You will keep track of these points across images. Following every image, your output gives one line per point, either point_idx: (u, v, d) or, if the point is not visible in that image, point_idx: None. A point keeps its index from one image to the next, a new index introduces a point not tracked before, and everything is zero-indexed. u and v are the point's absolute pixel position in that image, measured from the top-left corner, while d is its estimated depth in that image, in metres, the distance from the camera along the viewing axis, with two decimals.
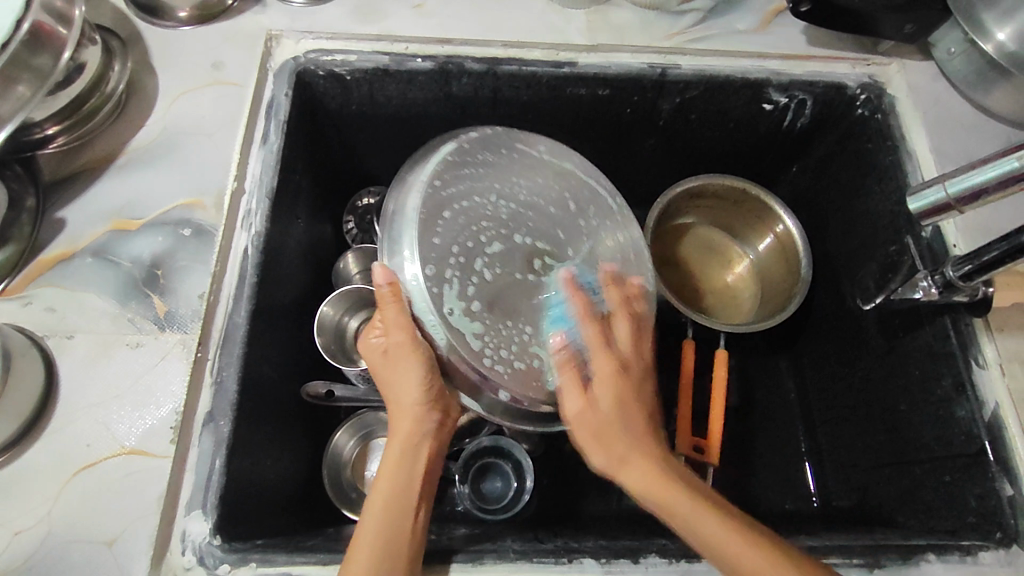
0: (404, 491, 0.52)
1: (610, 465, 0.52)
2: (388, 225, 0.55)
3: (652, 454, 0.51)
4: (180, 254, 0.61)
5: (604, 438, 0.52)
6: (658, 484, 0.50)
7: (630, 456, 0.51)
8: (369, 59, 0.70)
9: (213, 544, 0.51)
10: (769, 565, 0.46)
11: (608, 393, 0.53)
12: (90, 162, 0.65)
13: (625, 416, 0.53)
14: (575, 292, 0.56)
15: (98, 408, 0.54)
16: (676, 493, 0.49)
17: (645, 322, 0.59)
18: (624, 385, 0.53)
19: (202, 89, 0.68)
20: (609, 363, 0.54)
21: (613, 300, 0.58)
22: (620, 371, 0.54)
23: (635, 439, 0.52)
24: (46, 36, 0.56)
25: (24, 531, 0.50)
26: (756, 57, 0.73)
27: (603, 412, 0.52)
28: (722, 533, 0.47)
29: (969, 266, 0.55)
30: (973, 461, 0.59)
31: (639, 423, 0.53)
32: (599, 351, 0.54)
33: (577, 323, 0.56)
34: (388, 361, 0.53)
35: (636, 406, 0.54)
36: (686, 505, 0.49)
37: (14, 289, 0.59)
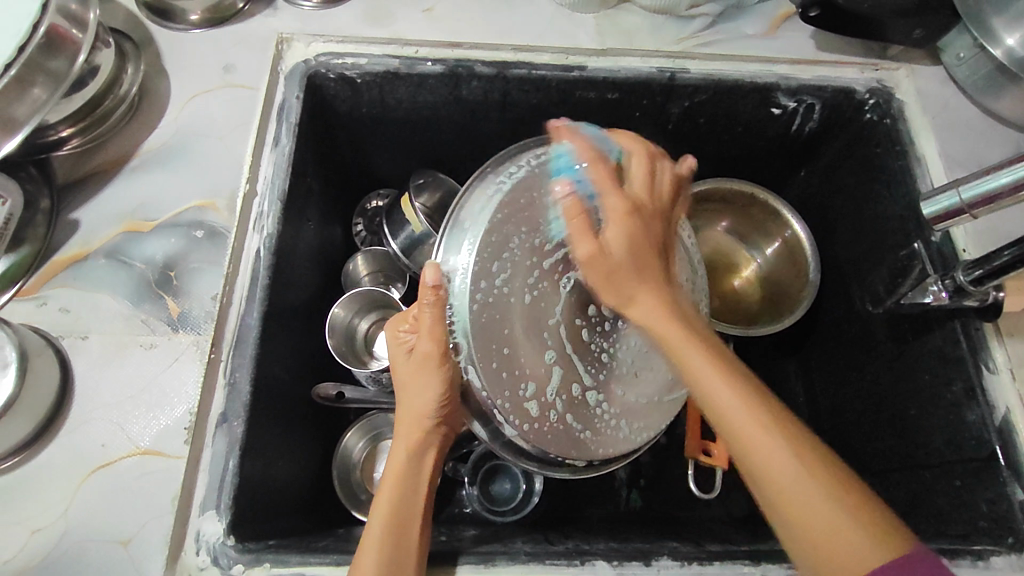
0: (409, 498, 0.52)
1: (621, 302, 0.50)
2: (455, 220, 0.53)
3: (661, 297, 0.50)
4: (194, 256, 0.61)
5: (612, 273, 0.49)
6: (666, 324, 0.49)
7: (637, 292, 0.49)
8: (380, 63, 0.70)
9: (226, 544, 0.51)
10: (775, 440, 0.43)
11: (619, 231, 0.49)
12: (104, 164, 0.65)
13: (635, 252, 0.49)
14: (581, 140, 0.52)
15: (112, 409, 0.55)
16: (689, 348, 0.47)
17: (669, 174, 0.55)
18: (635, 225, 0.50)
19: (214, 92, 0.69)
20: (612, 196, 0.50)
21: (630, 146, 0.55)
22: (635, 210, 0.50)
23: (641, 280, 0.50)
24: (62, 39, 0.57)
25: (39, 531, 0.50)
26: (765, 62, 0.74)
27: (615, 252, 0.49)
28: (733, 401, 0.45)
29: (979, 272, 0.55)
30: (984, 466, 0.59)
31: (648, 265, 0.50)
32: (609, 190, 0.50)
33: (583, 166, 0.52)
34: (410, 365, 0.52)
35: (645, 245, 0.50)
36: (698, 363, 0.46)
37: (29, 290, 0.60)
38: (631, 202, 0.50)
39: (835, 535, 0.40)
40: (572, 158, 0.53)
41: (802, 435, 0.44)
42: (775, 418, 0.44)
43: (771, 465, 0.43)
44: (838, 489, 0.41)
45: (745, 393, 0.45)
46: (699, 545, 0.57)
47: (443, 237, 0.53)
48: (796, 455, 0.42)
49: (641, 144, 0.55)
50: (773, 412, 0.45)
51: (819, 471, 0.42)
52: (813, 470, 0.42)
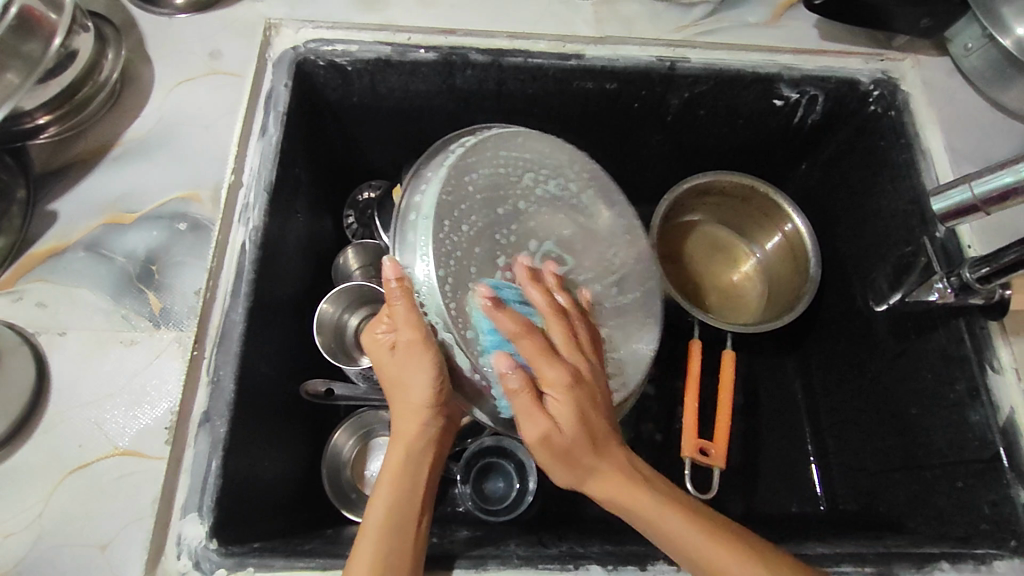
0: (410, 495, 0.50)
1: (576, 479, 0.50)
2: (404, 219, 0.53)
3: (613, 466, 0.49)
4: (177, 249, 0.59)
5: (570, 461, 0.48)
6: (626, 492, 0.49)
7: (590, 471, 0.49)
8: (371, 49, 0.68)
9: (208, 548, 0.49)
10: (744, 568, 0.46)
11: (565, 410, 0.48)
12: (83, 153, 0.63)
13: (589, 426, 0.48)
14: (503, 312, 0.49)
15: (90, 408, 0.53)
16: (636, 496, 0.49)
17: (577, 325, 0.53)
18: (578, 399, 0.48)
19: (200, 79, 0.66)
20: (552, 372, 0.49)
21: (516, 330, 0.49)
22: (576, 384, 0.49)
23: (597, 463, 0.49)
24: (36, 23, 0.54)
25: (12, 534, 0.48)
26: (767, 51, 0.72)
27: (569, 433, 0.48)
28: (694, 536, 0.47)
29: (986, 269, 0.54)
30: (987, 467, 0.58)
31: (603, 435, 0.49)
32: (546, 366, 0.49)
33: (513, 339, 0.50)
34: (396, 360, 0.50)
35: (596, 412, 0.49)
36: (646, 506, 0.49)
37: (4, 284, 0.57)
38: (573, 370, 0.50)
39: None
40: (498, 332, 0.50)
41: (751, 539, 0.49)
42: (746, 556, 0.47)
43: None
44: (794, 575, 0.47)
45: (687, 514, 0.49)
46: None
47: (395, 238, 0.52)
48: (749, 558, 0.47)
49: (538, 292, 0.53)
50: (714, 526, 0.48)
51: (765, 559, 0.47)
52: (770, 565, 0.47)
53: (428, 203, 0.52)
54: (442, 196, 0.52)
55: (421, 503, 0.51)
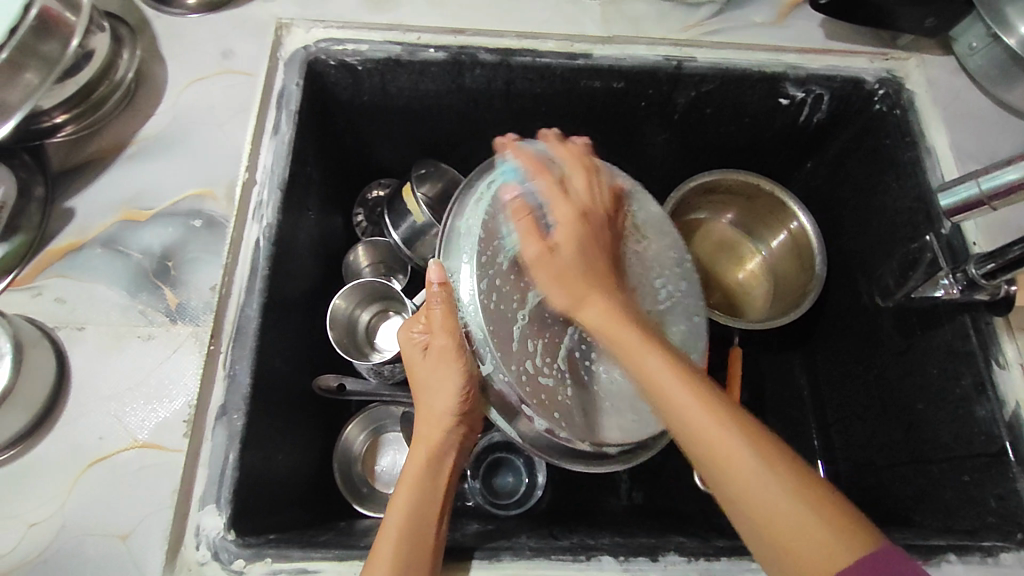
0: (428, 498, 0.51)
1: (570, 305, 0.50)
2: (452, 238, 0.56)
3: (602, 297, 0.50)
4: (192, 245, 0.60)
5: (566, 280, 0.50)
6: (613, 324, 0.49)
7: (585, 293, 0.50)
8: (381, 49, 0.68)
9: (226, 539, 0.50)
10: (716, 427, 0.43)
11: (567, 235, 0.51)
12: (100, 151, 0.64)
13: (590, 254, 0.51)
14: (524, 152, 0.56)
15: (109, 402, 0.54)
16: (645, 354, 0.47)
17: (605, 185, 0.57)
18: (581, 232, 0.51)
19: (213, 78, 0.67)
20: (559, 204, 0.52)
21: (541, 177, 0.54)
22: (583, 218, 0.52)
23: (591, 289, 0.50)
24: (55, 23, 0.55)
25: (34, 525, 0.49)
26: (773, 51, 0.72)
27: (564, 254, 0.50)
28: (665, 376, 0.46)
29: (992, 265, 0.55)
30: (993, 461, 0.59)
31: (598, 269, 0.51)
32: (559, 203, 0.52)
33: (527, 178, 0.54)
34: (428, 363, 0.52)
35: (594, 248, 0.52)
36: (656, 364, 0.46)
37: (23, 280, 0.58)
38: (580, 206, 0.53)
39: (796, 527, 0.39)
40: (517, 169, 0.55)
41: (764, 439, 0.42)
42: (729, 418, 0.43)
43: (726, 466, 0.42)
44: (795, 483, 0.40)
45: (701, 396, 0.44)
46: (706, 540, 0.57)
47: (441, 251, 0.57)
48: (751, 450, 0.42)
49: (563, 146, 0.57)
50: (733, 416, 0.43)
51: (770, 457, 0.41)
52: (773, 464, 0.41)
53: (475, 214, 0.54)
54: (485, 218, 0.53)
55: (439, 507, 0.51)
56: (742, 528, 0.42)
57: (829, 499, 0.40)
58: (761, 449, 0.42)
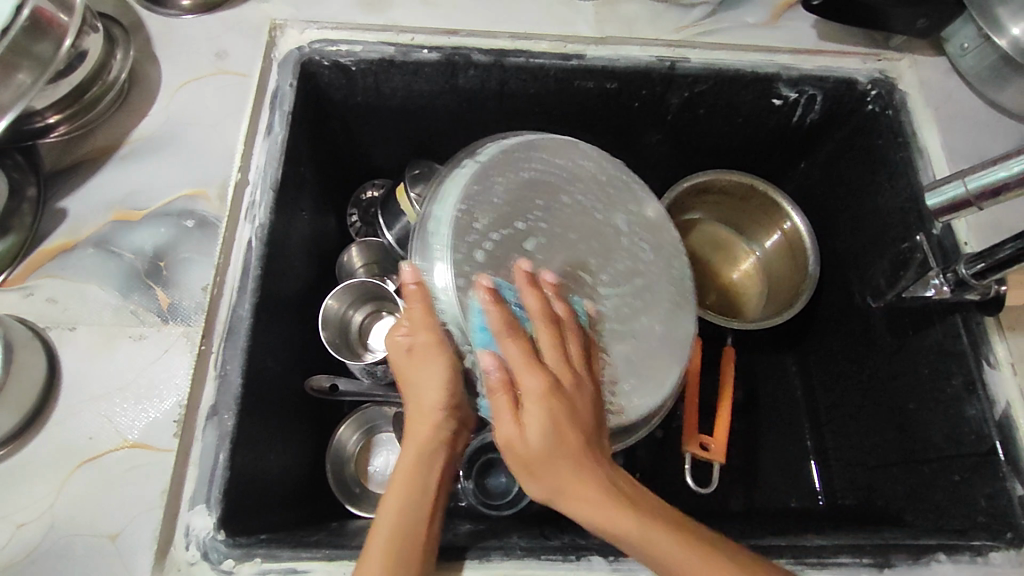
0: (418, 498, 0.50)
1: (546, 496, 0.47)
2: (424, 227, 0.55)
3: (574, 466, 0.47)
4: (184, 245, 0.60)
5: (539, 471, 0.47)
6: (582, 488, 0.46)
7: (557, 483, 0.47)
8: (375, 50, 0.69)
9: (216, 539, 0.50)
10: (681, 554, 0.45)
11: (543, 425, 0.47)
12: (93, 152, 0.64)
13: (571, 435, 0.47)
14: (529, 300, 0.51)
15: (100, 401, 0.54)
16: (576, 486, 0.47)
17: (576, 342, 0.52)
18: (556, 405, 0.47)
19: (206, 79, 0.67)
20: (527, 380, 0.48)
21: (509, 338, 0.49)
22: (553, 391, 0.48)
23: (568, 484, 0.47)
24: (48, 24, 0.55)
25: (24, 525, 0.49)
26: (766, 51, 0.72)
27: (539, 443, 0.47)
28: (631, 528, 0.46)
29: (981, 265, 0.55)
30: (984, 460, 0.59)
31: (576, 441, 0.47)
32: (525, 369, 0.48)
33: (497, 337, 0.49)
34: (413, 361, 0.51)
35: (580, 424, 0.48)
36: (588, 513, 0.46)
37: (15, 280, 0.58)
38: (553, 377, 0.49)
39: None
40: (488, 329, 0.50)
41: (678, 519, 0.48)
42: (689, 536, 0.46)
43: None
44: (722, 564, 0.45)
45: (621, 507, 0.46)
46: None
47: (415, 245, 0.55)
48: (681, 541, 0.46)
49: (550, 303, 0.52)
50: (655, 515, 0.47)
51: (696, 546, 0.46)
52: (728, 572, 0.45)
53: (448, 211, 0.54)
54: (456, 207, 0.54)
55: (430, 507, 0.51)
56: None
57: None
58: (690, 541, 0.46)
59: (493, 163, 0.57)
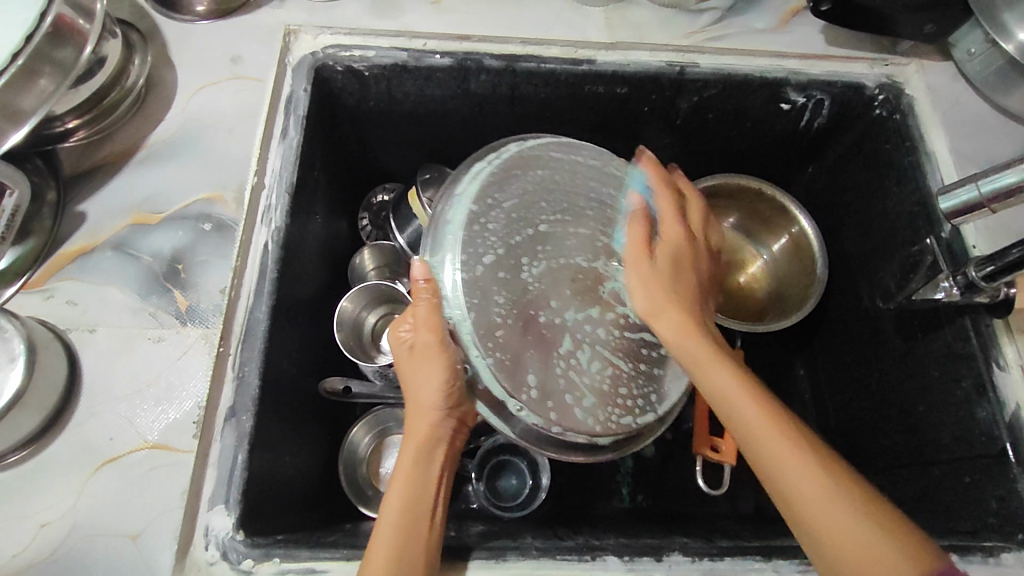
0: (419, 496, 0.51)
1: (649, 310, 0.52)
2: (436, 223, 0.55)
3: (675, 318, 0.51)
4: (202, 248, 0.61)
5: (654, 284, 0.52)
6: (686, 340, 0.51)
7: (660, 314, 0.52)
8: (388, 55, 0.69)
9: (235, 539, 0.50)
10: (781, 444, 0.46)
11: (665, 256, 0.54)
12: (110, 156, 0.65)
13: (677, 275, 0.54)
14: (652, 168, 0.59)
15: (120, 403, 0.54)
16: (730, 386, 0.49)
17: (696, 211, 0.60)
18: (678, 251, 0.55)
19: (222, 83, 0.68)
20: (665, 228, 0.56)
21: (660, 201, 0.57)
22: (686, 235, 0.56)
23: (678, 309, 0.52)
24: (69, 30, 0.56)
25: (46, 525, 0.50)
26: (775, 57, 0.73)
27: (660, 269, 0.53)
28: (736, 391, 0.48)
29: (990, 268, 0.55)
30: (994, 462, 0.59)
31: (685, 287, 0.54)
32: (671, 216, 0.56)
33: (648, 197, 0.58)
34: (413, 360, 0.52)
35: (686, 273, 0.55)
36: (723, 378, 0.49)
37: (35, 283, 0.59)
38: (682, 229, 0.56)
39: (862, 539, 0.42)
40: (644, 182, 0.59)
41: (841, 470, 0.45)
42: (800, 438, 0.46)
43: (800, 487, 0.44)
44: (848, 492, 0.44)
45: (779, 422, 0.47)
46: (710, 541, 0.57)
47: (427, 241, 0.55)
48: (828, 480, 0.44)
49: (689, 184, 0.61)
50: (820, 457, 0.46)
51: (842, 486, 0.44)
52: (825, 476, 0.44)
53: (460, 206, 0.54)
54: (472, 205, 0.54)
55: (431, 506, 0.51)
56: (813, 554, 0.45)
57: (880, 513, 0.43)
58: (847, 488, 0.44)
59: (514, 162, 0.57)
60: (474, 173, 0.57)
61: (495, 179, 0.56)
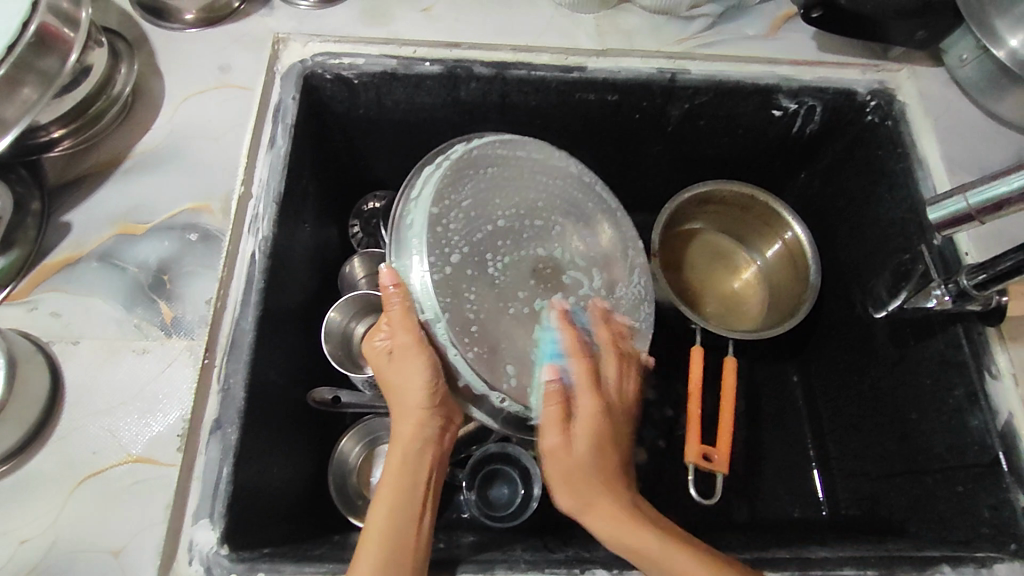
0: (409, 496, 0.52)
1: (571, 508, 0.54)
2: (399, 227, 0.54)
3: (606, 515, 0.53)
4: (188, 259, 0.60)
5: (585, 482, 0.54)
6: (621, 533, 0.52)
7: (589, 507, 0.53)
8: (377, 63, 0.69)
9: (219, 553, 0.50)
10: (708, 575, 0.50)
11: (584, 446, 0.53)
12: (96, 166, 0.64)
13: (601, 474, 0.54)
14: (569, 332, 0.54)
15: (104, 416, 0.54)
16: (668, 555, 0.51)
17: (626, 382, 0.57)
18: (605, 444, 0.54)
19: (209, 92, 0.68)
20: (581, 406, 0.54)
21: (575, 373, 0.54)
22: (606, 412, 0.55)
23: (596, 502, 0.53)
24: (53, 39, 0.56)
25: (27, 540, 0.49)
26: (766, 63, 0.73)
27: (581, 463, 0.53)
28: (653, 546, 0.51)
29: (982, 276, 0.55)
30: (987, 471, 0.59)
31: (608, 471, 0.54)
32: (587, 390, 0.54)
33: (564, 361, 0.54)
34: (393, 362, 0.53)
35: (608, 459, 0.55)
36: (634, 539, 0.52)
37: (19, 295, 0.58)
38: (602, 405, 0.54)
39: None
40: (558, 347, 0.54)
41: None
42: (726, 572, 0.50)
43: None
44: None
45: (713, 566, 0.50)
46: None
47: (392, 245, 0.54)
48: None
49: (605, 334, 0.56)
50: None
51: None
52: None
53: (421, 208, 0.53)
54: (431, 207, 0.53)
55: (421, 504, 0.52)
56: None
57: None
58: None
59: (465, 161, 0.56)
60: (435, 173, 0.56)
61: (453, 179, 0.55)
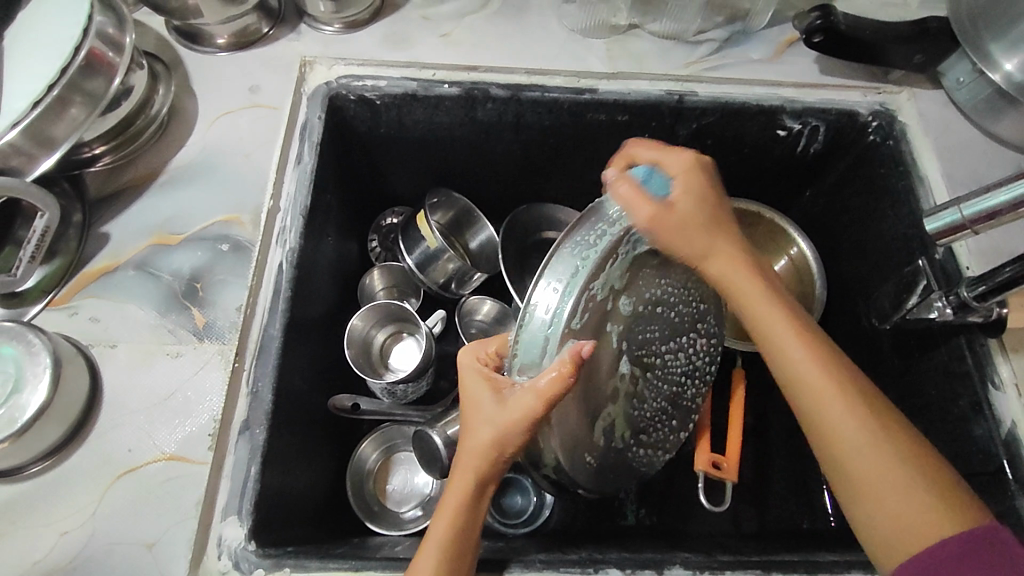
0: (460, 539, 0.49)
1: (701, 256, 0.53)
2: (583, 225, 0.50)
3: (731, 250, 0.53)
4: (219, 268, 0.63)
5: (691, 235, 0.52)
6: (740, 279, 0.53)
7: (715, 249, 0.53)
8: (398, 85, 0.73)
9: (247, 549, 0.52)
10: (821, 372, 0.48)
11: (683, 193, 0.52)
12: (134, 180, 0.68)
13: (707, 213, 0.53)
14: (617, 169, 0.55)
15: (139, 416, 0.56)
16: (769, 308, 0.52)
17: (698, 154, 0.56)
18: (695, 180, 0.53)
19: (241, 112, 0.71)
20: (671, 157, 0.54)
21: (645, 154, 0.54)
22: (696, 172, 0.53)
23: (716, 241, 0.53)
24: (99, 62, 0.60)
25: (66, 533, 0.52)
26: (769, 86, 0.76)
27: (681, 210, 0.52)
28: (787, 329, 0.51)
29: (983, 287, 0.57)
30: (992, 479, 0.60)
31: (722, 225, 0.53)
32: (670, 152, 0.54)
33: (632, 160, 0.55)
34: (499, 410, 0.49)
35: (721, 211, 0.54)
36: (776, 318, 0.51)
37: (60, 300, 0.62)
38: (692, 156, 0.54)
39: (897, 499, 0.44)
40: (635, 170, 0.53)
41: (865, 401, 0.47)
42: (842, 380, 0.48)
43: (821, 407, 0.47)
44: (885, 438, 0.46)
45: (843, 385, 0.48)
46: (711, 555, 0.58)
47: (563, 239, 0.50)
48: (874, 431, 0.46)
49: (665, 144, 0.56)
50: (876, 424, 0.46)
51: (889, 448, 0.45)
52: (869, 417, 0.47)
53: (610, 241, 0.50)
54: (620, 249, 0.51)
55: (471, 549, 0.50)
56: (848, 507, 0.46)
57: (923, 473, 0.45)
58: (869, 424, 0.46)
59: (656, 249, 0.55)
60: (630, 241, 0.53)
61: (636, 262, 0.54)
